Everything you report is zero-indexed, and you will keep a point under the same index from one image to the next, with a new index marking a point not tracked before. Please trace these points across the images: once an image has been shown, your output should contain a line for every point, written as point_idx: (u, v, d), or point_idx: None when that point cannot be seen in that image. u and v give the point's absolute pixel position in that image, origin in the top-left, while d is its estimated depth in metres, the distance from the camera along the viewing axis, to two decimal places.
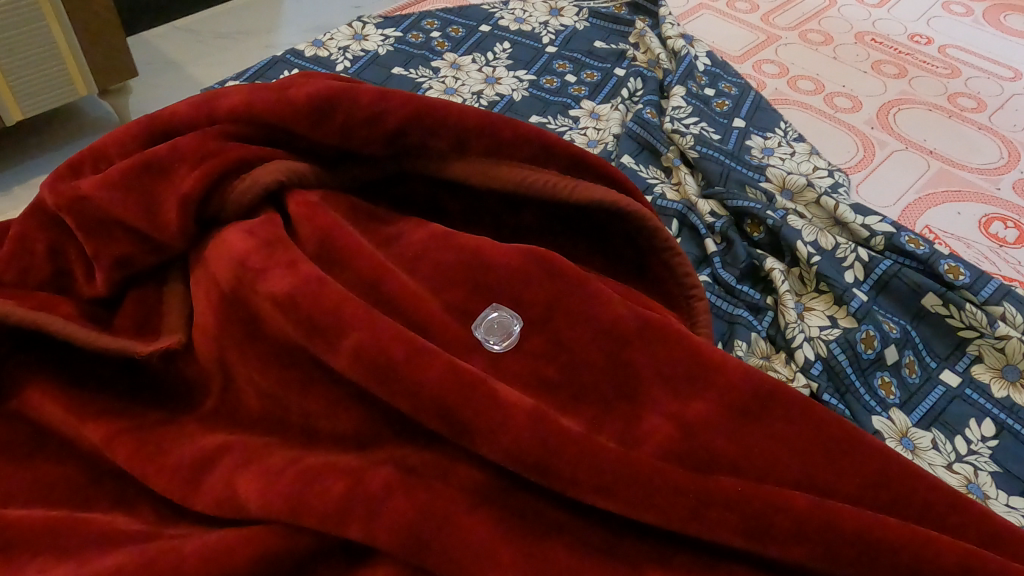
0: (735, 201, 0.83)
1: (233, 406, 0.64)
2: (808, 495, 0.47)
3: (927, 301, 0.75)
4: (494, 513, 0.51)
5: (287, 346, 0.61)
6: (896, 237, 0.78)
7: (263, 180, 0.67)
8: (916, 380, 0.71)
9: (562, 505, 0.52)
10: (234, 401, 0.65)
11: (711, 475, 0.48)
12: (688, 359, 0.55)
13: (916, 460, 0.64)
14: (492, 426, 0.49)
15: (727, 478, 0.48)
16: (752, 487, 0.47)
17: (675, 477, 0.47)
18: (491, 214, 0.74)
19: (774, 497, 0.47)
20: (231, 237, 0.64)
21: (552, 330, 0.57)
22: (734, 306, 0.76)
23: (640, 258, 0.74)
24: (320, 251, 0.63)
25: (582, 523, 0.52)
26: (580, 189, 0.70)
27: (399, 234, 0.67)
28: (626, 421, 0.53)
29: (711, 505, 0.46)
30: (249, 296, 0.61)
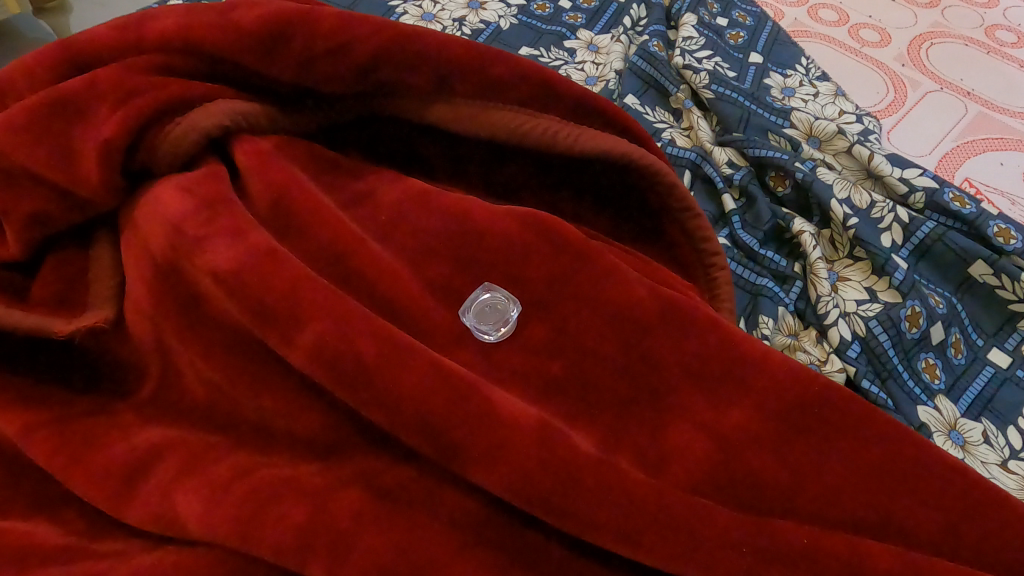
0: (757, 150, 0.72)
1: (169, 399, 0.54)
2: (878, 544, 0.39)
3: (974, 270, 0.66)
4: (489, 557, 0.43)
5: (237, 330, 0.50)
6: (939, 194, 0.68)
7: (203, 125, 0.55)
8: (962, 362, 0.62)
9: (571, 543, 0.44)
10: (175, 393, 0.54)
11: (762, 519, 0.40)
12: (722, 354, 0.45)
13: (967, 458, 0.56)
14: (490, 450, 0.39)
15: (779, 521, 0.40)
16: (809, 532, 0.39)
17: (717, 522, 0.39)
18: (477, 164, 0.62)
19: (839, 550, 0.38)
20: (164, 196, 0.52)
21: (556, 316, 0.48)
22: (757, 275, 0.66)
23: (652, 220, 0.64)
24: (273, 217, 0.52)
25: (598, 564, 0.43)
26: (585, 138, 0.59)
27: (369, 192, 0.56)
28: (649, 432, 0.43)
29: (767, 563, 0.38)
30: (190, 271, 0.50)
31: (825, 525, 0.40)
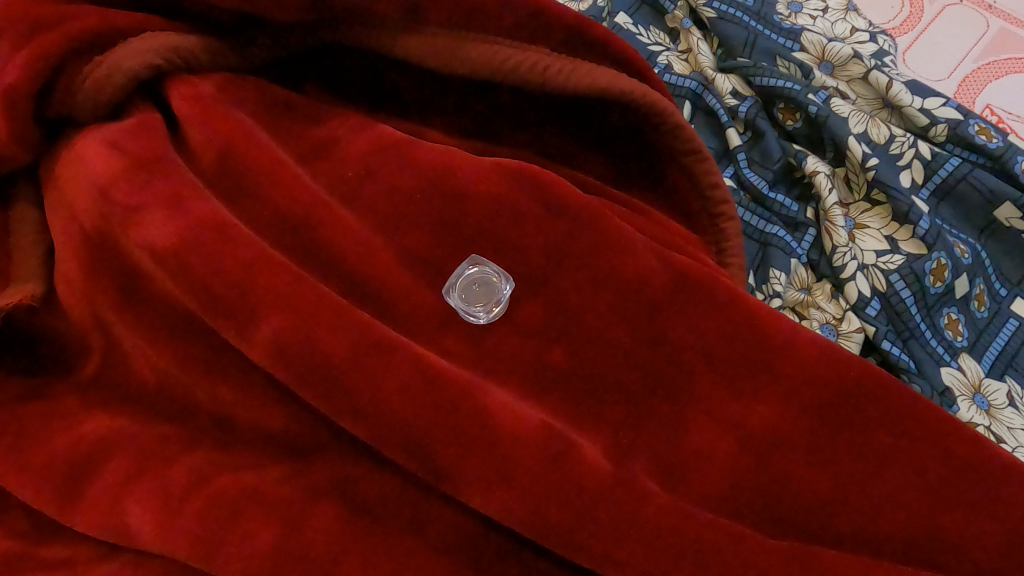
0: (763, 79, 0.65)
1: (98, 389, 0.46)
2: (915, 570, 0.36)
3: (1000, 213, 0.60)
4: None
5: (187, 312, 0.42)
6: (963, 126, 0.62)
7: (126, 65, 0.46)
8: (985, 315, 0.58)
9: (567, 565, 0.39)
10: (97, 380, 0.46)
11: (779, 539, 0.36)
12: (746, 337, 0.40)
13: (993, 425, 0.53)
14: (487, 472, 0.35)
15: (799, 540, 0.36)
16: (830, 553, 0.36)
17: (731, 547, 0.35)
18: (454, 100, 0.53)
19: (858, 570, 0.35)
20: (87, 152, 0.44)
21: (554, 292, 0.42)
22: (766, 222, 0.61)
23: (652, 162, 0.56)
24: (220, 176, 0.44)
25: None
26: (578, 74, 0.50)
27: (332, 139, 0.48)
28: (664, 434, 0.39)
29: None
30: (124, 245, 0.42)
31: (854, 545, 0.36)
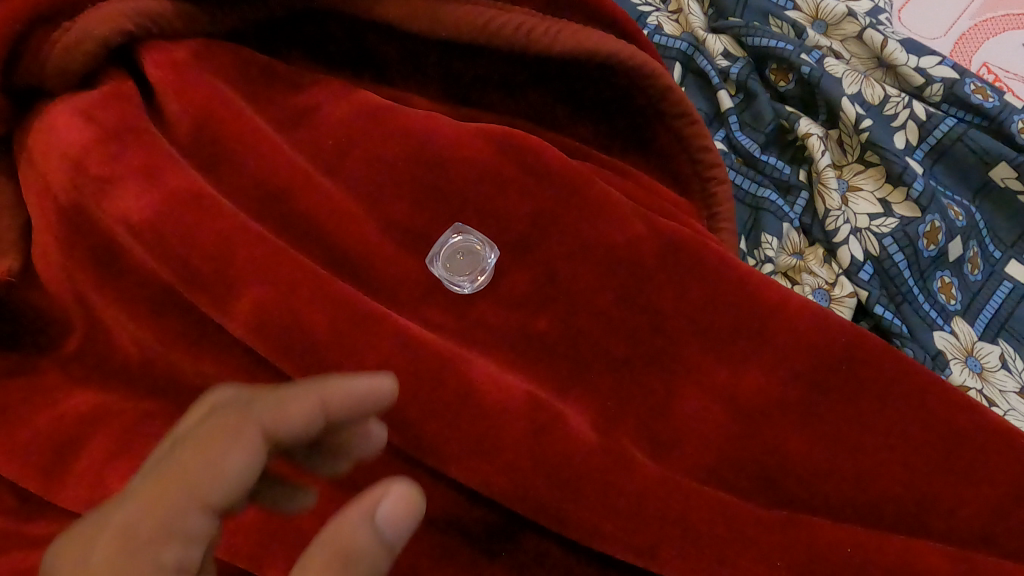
0: (756, 39, 0.63)
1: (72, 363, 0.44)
2: (907, 537, 0.35)
3: (996, 173, 0.59)
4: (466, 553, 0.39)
5: (166, 285, 0.42)
6: (959, 85, 0.60)
7: (97, 31, 0.44)
8: (978, 278, 0.57)
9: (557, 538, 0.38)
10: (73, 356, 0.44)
11: (771, 506, 0.36)
12: (735, 304, 0.39)
13: (985, 388, 0.53)
14: (472, 444, 0.35)
15: (794, 509, 0.36)
16: (823, 519, 0.36)
17: (723, 513, 0.35)
18: (437, 65, 0.52)
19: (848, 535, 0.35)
20: (57, 123, 0.42)
21: (540, 261, 0.41)
22: (758, 186, 0.60)
23: (642, 126, 0.54)
24: (195, 145, 0.43)
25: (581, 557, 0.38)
26: (564, 35, 0.49)
27: (311, 107, 0.47)
28: (653, 402, 0.39)
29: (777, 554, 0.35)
30: (98, 217, 0.41)
31: (846, 511, 0.36)
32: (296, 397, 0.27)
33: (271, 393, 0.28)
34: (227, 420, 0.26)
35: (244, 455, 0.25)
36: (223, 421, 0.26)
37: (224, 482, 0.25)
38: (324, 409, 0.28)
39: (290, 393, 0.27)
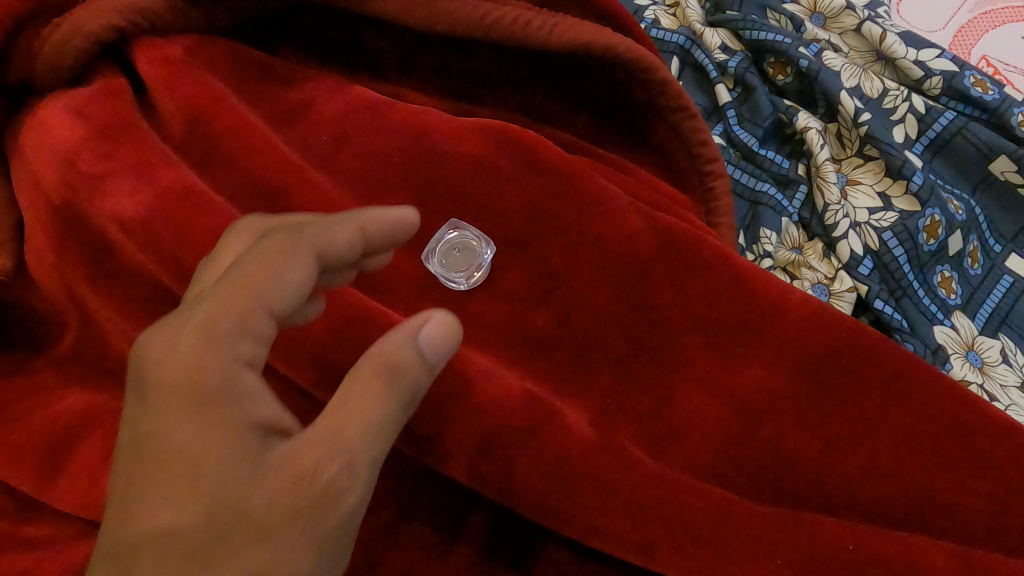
0: (753, 32, 0.63)
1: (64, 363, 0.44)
2: (912, 534, 0.35)
3: (996, 167, 0.58)
4: (464, 553, 0.38)
5: (161, 283, 0.41)
6: (959, 78, 0.60)
7: (89, 27, 0.43)
8: (978, 272, 0.57)
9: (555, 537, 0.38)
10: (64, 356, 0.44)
11: (772, 504, 0.36)
12: (734, 300, 0.39)
13: (985, 383, 0.53)
14: (469, 442, 0.35)
15: (795, 507, 0.35)
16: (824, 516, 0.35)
17: (724, 511, 0.35)
18: (433, 59, 0.51)
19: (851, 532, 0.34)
20: (49, 119, 0.42)
21: (537, 257, 0.41)
22: (756, 180, 0.59)
23: (640, 120, 0.54)
24: (190, 143, 0.43)
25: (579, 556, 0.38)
26: (561, 28, 0.48)
27: (305, 102, 0.46)
28: (652, 399, 0.38)
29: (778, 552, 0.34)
30: (90, 215, 0.40)
31: (848, 507, 0.36)
32: (335, 221, 0.32)
33: (320, 219, 0.32)
34: (284, 238, 0.31)
35: (306, 262, 0.30)
36: (278, 237, 0.31)
37: (289, 285, 0.30)
38: (363, 233, 0.33)
39: (331, 218, 0.32)
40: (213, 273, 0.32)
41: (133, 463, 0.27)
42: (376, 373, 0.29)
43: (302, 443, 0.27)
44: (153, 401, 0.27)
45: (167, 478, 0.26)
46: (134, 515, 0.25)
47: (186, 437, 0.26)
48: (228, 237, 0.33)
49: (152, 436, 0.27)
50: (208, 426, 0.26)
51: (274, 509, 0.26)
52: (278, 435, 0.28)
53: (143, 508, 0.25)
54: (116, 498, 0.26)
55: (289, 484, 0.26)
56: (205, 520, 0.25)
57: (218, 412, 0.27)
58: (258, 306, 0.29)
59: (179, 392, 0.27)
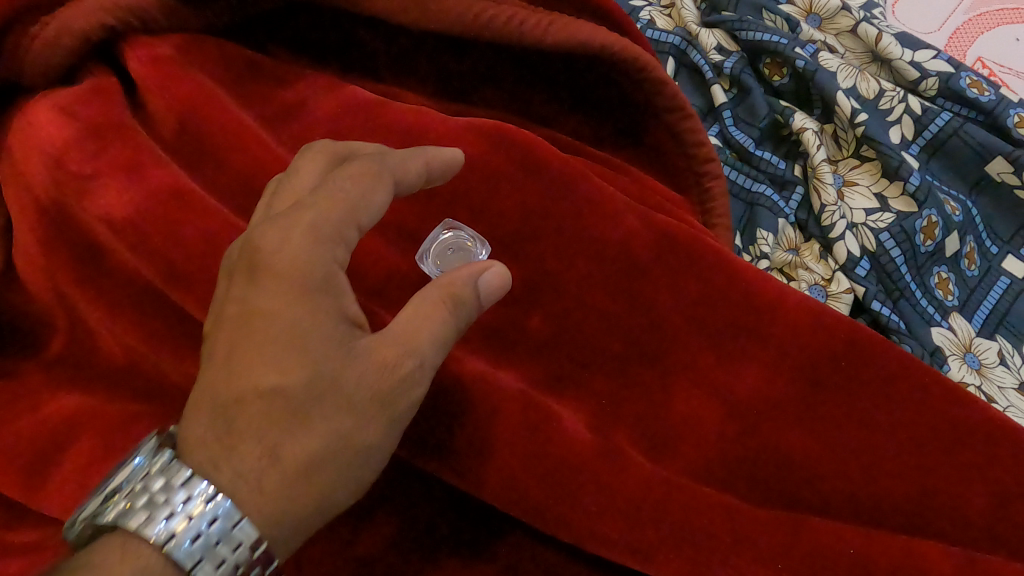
0: (749, 33, 0.62)
1: (54, 367, 0.43)
2: (921, 539, 0.34)
3: (992, 167, 0.58)
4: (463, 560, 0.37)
5: (151, 285, 0.41)
6: (955, 79, 0.60)
7: (78, 26, 0.43)
8: (975, 273, 0.57)
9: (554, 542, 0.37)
10: (54, 359, 0.43)
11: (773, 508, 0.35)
12: (731, 301, 0.39)
13: (983, 384, 0.52)
14: (466, 445, 0.34)
15: (801, 512, 0.35)
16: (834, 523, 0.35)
17: (724, 516, 0.34)
18: (427, 59, 0.51)
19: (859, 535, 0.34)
20: (37, 120, 0.41)
21: (533, 258, 0.40)
22: (753, 181, 0.59)
23: (636, 120, 0.54)
24: (182, 143, 0.42)
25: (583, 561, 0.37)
26: (556, 28, 0.48)
27: (299, 102, 0.46)
28: (650, 401, 0.38)
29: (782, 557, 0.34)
30: (80, 215, 0.40)
31: (852, 510, 0.35)
32: (406, 155, 0.36)
33: (394, 152, 0.36)
34: (369, 166, 0.34)
35: (386, 192, 0.34)
36: (363, 164, 0.34)
37: (371, 210, 0.33)
38: (428, 168, 0.37)
39: (404, 152, 0.36)
40: (295, 189, 0.35)
41: (244, 338, 0.31)
42: (439, 303, 0.33)
43: (381, 341, 0.32)
44: (262, 287, 0.32)
45: (272, 357, 0.31)
46: (244, 378, 0.31)
47: (291, 323, 0.31)
48: (314, 146, 0.37)
49: (262, 319, 0.31)
50: (308, 318, 0.31)
51: (361, 393, 0.31)
52: (359, 331, 0.33)
53: (254, 378, 0.31)
54: (230, 362, 0.31)
55: (369, 377, 0.31)
56: (302, 392, 0.31)
57: (316, 309, 0.32)
58: (354, 219, 0.33)
59: (285, 284, 0.31)
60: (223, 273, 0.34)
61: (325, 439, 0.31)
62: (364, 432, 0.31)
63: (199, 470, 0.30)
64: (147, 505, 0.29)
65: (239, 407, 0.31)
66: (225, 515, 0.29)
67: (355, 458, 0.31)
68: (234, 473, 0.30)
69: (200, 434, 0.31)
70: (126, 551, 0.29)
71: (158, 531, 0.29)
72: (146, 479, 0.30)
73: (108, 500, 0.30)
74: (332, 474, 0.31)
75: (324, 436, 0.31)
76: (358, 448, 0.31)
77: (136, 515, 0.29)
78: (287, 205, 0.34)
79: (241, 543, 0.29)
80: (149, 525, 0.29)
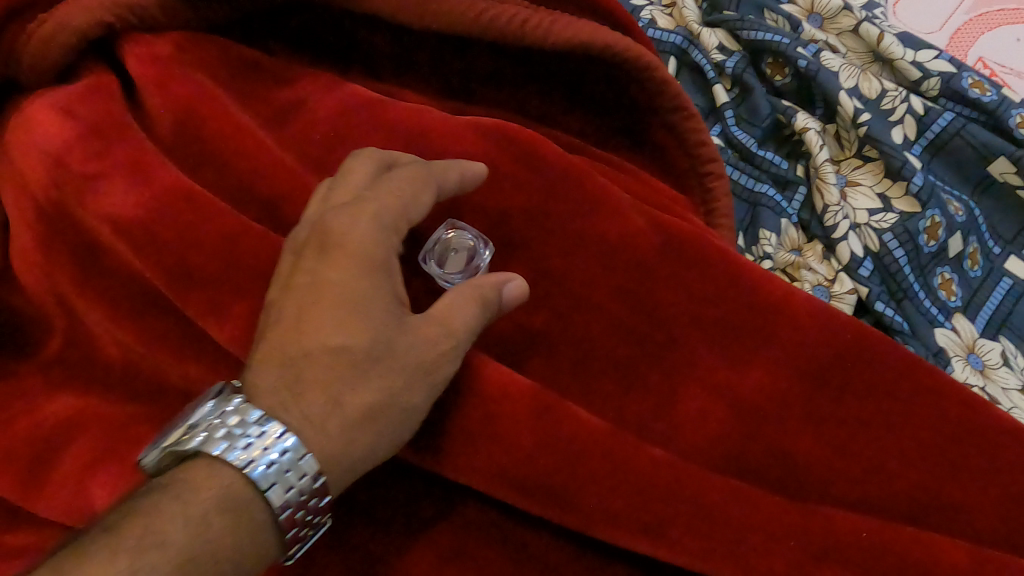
0: (751, 32, 0.62)
1: (51, 370, 0.43)
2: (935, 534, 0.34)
3: (994, 168, 0.58)
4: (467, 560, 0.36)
5: (151, 286, 0.40)
6: (957, 80, 0.59)
7: (76, 23, 0.42)
8: (978, 274, 0.57)
9: (560, 546, 0.37)
10: (52, 361, 0.43)
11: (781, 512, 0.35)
12: (737, 302, 0.38)
13: (987, 386, 0.52)
14: (471, 447, 0.34)
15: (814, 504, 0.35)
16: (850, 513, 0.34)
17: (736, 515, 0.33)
18: (428, 57, 0.50)
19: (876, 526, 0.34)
20: (35, 118, 0.41)
21: (537, 258, 0.40)
22: (755, 181, 0.59)
23: (638, 120, 0.53)
24: (181, 143, 0.42)
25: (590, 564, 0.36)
26: (559, 27, 0.47)
27: (300, 100, 0.45)
28: (656, 403, 0.37)
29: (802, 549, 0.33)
30: (79, 215, 0.39)
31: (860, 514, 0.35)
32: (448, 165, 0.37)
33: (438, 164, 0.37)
34: (420, 169, 0.36)
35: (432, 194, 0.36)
36: (416, 167, 0.36)
37: (421, 204, 0.35)
38: (463, 182, 0.38)
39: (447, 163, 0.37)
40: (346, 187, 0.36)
41: (310, 299, 0.32)
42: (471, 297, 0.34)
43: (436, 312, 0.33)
44: (331, 252, 0.33)
45: (341, 311, 0.32)
46: (309, 335, 0.32)
47: (357, 283, 0.32)
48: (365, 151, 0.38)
49: (328, 281, 0.33)
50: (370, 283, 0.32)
51: (416, 355, 0.32)
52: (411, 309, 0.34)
53: (322, 331, 0.32)
54: (296, 320, 0.32)
55: (431, 334, 0.32)
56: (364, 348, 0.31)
57: (380, 272, 0.33)
58: (410, 204, 0.35)
59: (353, 249, 0.33)
60: (288, 250, 0.35)
61: (385, 392, 0.31)
62: (417, 395, 0.32)
63: (268, 411, 0.31)
64: (224, 436, 0.30)
65: (306, 359, 0.32)
66: (294, 447, 0.30)
67: (410, 416, 0.32)
68: (300, 416, 0.31)
69: (269, 382, 0.31)
70: (206, 476, 0.29)
71: (236, 457, 0.29)
72: (220, 415, 0.30)
73: (182, 433, 0.30)
74: (388, 428, 0.32)
75: (385, 388, 0.31)
76: (414, 405, 0.32)
77: (214, 444, 0.30)
78: (348, 188, 0.36)
79: (306, 476, 0.30)
80: (226, 452, 0.29)
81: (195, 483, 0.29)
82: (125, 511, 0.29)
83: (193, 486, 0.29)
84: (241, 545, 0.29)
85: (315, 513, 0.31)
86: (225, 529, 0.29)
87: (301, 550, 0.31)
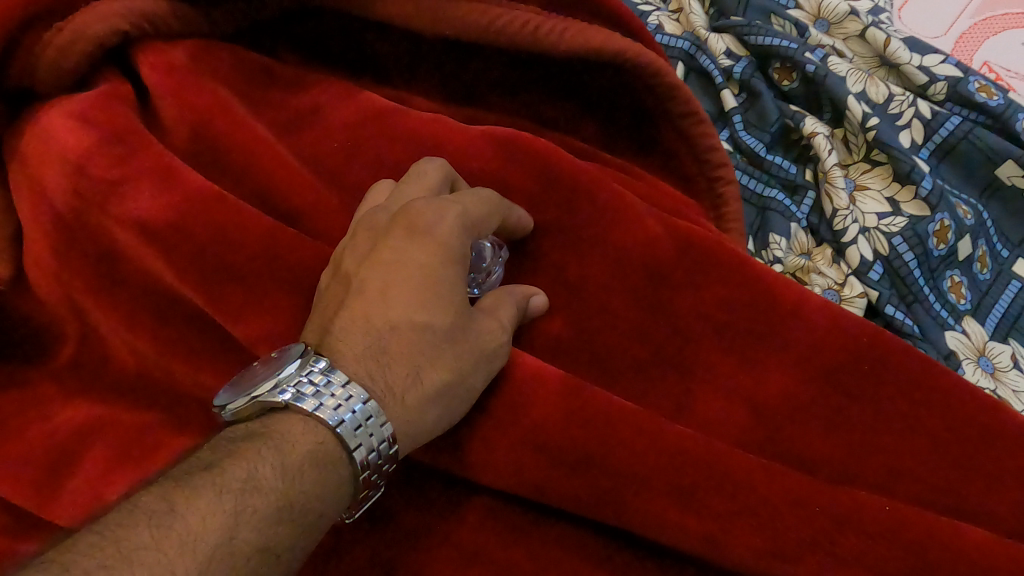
0: (758, 37, 0.62)
1: (66, 377, 0.43)
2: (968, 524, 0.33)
3: (1002, 171, 0.58)
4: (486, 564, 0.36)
5: (168, 292, 0.40)
6: (963, 84, 0.59)
7: (92, 31, 0.43)
8: (987, 277, 0.57)
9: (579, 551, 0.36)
10: (67, 368, 0.43)
11: None
12: (753, 306, 0.39)
13: (997, 388, 0.52)
14: (492, 451, 0.34)
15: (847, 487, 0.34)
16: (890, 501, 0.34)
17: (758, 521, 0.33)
18: (438, 62, 0.51)
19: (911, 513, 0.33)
20: (54, 127, 0.41)
21: (553, 264, 0.41)
22: (764, 186, 0.59)
23: (647, 125, 0.53)
24: (198, 150, 0.42)
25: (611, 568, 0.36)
26: (569, 32, 0.47)
27: (313, 107, 0.46)
28: (673, 406, 0.37)
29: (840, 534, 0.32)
30: (99, 222, 0.40)
31: None
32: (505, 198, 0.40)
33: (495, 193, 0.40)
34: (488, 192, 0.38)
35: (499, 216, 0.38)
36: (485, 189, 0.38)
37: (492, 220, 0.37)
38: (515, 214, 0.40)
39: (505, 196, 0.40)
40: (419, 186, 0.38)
41: (398, 278, 0.34)
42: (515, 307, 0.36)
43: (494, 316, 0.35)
44: (418, 236, 0.34)
45: (426, 291, 0.33)
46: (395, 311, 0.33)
47: (440, 272, 0.34)
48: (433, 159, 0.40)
49: (415, 265, 0.34)
50: (452, 276, 0.34)
51: (483, 347, 0.34)
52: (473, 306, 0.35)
53: (408, 307, 0.33)
54: (383, 294, 0.33)
55: (492, 332, 0.34)
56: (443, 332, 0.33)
57: (460, 266, 0.35)
58: (486, 215, 0.37)
59: (443, 239, 0.34)
60: (368, 228, 0.36)
61: (455, 373, 0.33)
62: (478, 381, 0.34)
63: (354, 375, 0.32)
64: (314, 393, 0.30)
65: (389, 332, 0.33)
66: (376, 412, 0.31)
67: (471, 398, 0.33)
68: (383, 383, 0.32)
69: (353, 347, 0.32)
70: (300, 431, 0.30)
71: (327, 414, 0.30)
72: (308, 373, 0.31)
73: (273, 384, 0.31)
74: (453, 407, 0.33)
75: (459, 368, 0.33)
76: (478, 388, 0.34)
77: (304, 400, 0.30)
78: (425, 187, 0.37)
79: (384, 442, 0.31)
80: (318, 409, 0.30)
81: (287, 435, 0.30)
82: (221, 452, 0.29)
83: (286, 438, 0.30)
84: (325, 498, 0.30)
85: (378, 479, 0.32)
86: (315, 481, 0.29)
87: (360, 510, 0.32)
